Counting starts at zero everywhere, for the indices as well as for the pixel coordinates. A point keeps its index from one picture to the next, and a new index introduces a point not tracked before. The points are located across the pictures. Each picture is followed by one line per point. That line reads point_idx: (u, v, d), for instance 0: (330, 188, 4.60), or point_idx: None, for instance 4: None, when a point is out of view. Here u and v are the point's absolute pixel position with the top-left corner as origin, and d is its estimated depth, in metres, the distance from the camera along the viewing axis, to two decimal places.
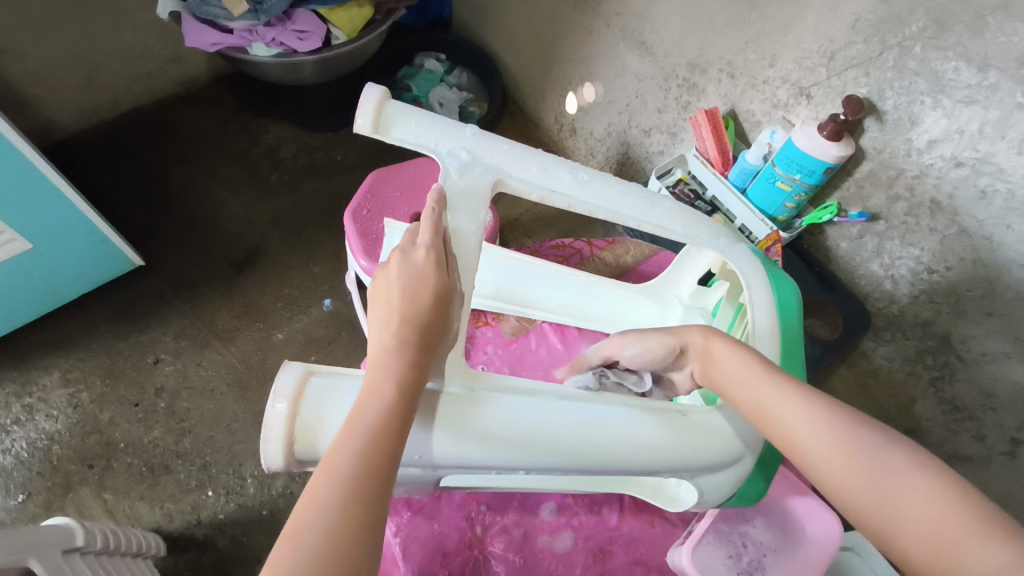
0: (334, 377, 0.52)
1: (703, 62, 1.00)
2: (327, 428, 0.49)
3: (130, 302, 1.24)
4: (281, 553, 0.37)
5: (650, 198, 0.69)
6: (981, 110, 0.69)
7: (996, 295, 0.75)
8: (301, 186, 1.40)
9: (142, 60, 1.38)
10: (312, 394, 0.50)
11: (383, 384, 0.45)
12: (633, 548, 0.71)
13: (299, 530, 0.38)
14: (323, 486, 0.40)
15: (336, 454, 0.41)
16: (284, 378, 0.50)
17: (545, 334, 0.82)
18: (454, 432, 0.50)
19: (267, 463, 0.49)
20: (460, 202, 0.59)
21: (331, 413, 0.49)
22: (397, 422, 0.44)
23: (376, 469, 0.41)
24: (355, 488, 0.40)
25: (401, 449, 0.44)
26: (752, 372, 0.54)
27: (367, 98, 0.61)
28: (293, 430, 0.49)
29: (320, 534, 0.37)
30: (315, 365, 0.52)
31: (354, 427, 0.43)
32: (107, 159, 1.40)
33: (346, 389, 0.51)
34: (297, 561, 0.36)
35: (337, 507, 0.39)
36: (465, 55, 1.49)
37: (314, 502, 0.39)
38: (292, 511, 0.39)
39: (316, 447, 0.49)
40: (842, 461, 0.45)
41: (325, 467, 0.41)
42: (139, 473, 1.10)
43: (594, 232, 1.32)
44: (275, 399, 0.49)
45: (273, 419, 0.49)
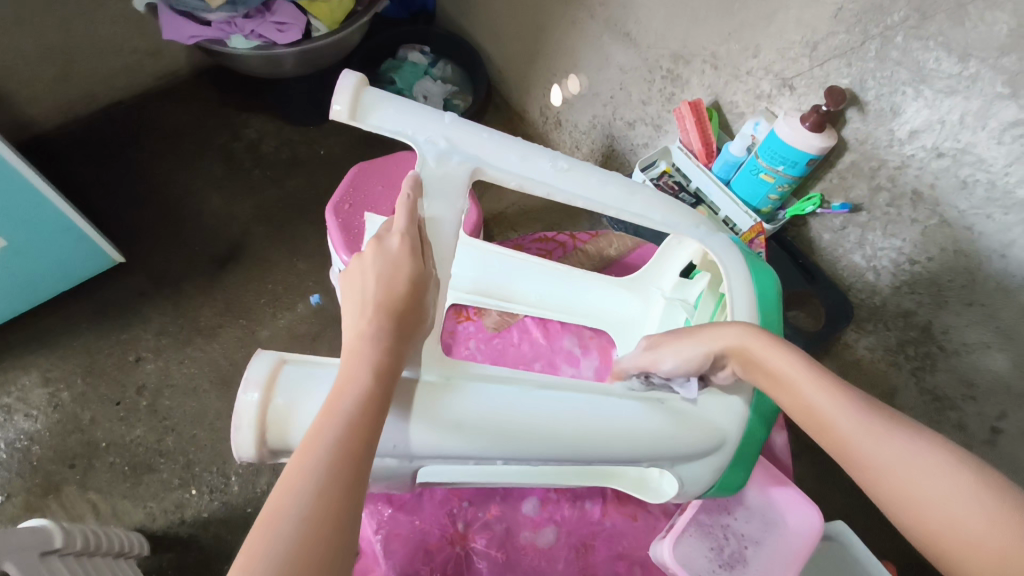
0: (307, 365, 0.51)
1: (686, 54, 0.99)
2: (300, 416, 0.48)
3: (110, 299, 1.22)
4: (255, 544, 0.36)
5: (630, 186, 0.68)
6: (962, 100, 0.69)
7: (977, 285, 0.75)
8: (284, 181, 1.39)
9: (120, 53, 1.36)
10: (285, 382, 0.49)
11: (359, 371, 0.45)
12: (616, 542, 0.71)
13: (275, 517, 0.37)
14: (297, 475, 0.39)
15: (312, 442, 0.40)
16: (256, 367, 0.49)
17: (527, 329, 0.81)
18: (431, 420, 0.50)
19: (240, 452, 0.48)
20: (436, 190, 0.58)
21: (303, 401, 0.49)
22: (374, 411, 0.43)
23: (355, 457, 0.41)
24: (332, 477, 0.39)
25: (377, 438, 0.43)
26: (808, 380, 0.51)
27: (344, 83, 0.59)
28: (265, 419, 0.48)
29: (297, 520, 0.37)
30: (288, 354, 0.52)
31: (331, 415, 0.42)
32: (86, 154, 1.37)
33: (318, 378, 0.50)
34: (273, 550, 0.35)
35: (314, 496, 0.38)
36: (449, 47, 1.47)
37: (290, 491, 0.38)
38: (267, 499, 0.38)
39: (288, 436, 0.48)
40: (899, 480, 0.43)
41: (301, 454, 0.40)
42: (122, 472, 1.09)
43: (580, 224, 1.31)
44: (247, 387, 0.49)
45: (244, 408, 0.48)
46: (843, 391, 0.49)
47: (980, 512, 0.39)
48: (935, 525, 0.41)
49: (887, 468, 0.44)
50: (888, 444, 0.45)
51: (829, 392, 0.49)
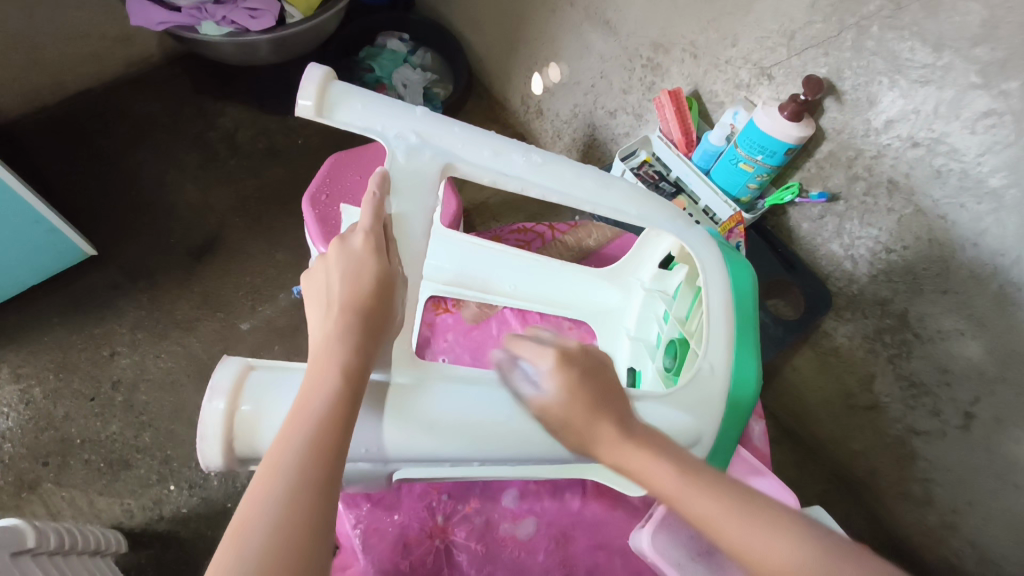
0: (274, 370, 0.50)
1: (666, 42, 0.99)
2: (267, 422, 0.47)
3: (82, 292, 1.20)
4: (224, 556, 0.35)
5: (603, 179, 0.67)
6: (935, 90, 0.69)
7: (950, 274, 0.76)
8: (261, 171, 1.36)
9: (86, 40, 1.32)
10: (252, 388, 0.48)
11: (326, 372, 0.44)
12: (595, 532, 0.71)
13: (246, 525, 0.36)
14: (266, 481, 0.38)
15: (279, 449, 0.40)
16: (222, 374, 0.48)
17: (505, 320, 0.81)
18: (401, 420, 0.49)
19: (206, 461, 0.47)
20: (406, 186, 0.57)
21: (269, 407, 0.48)
22: (344, 413, 0.43)
23: (324, 462, 0.40)
24: (301, 482, 0.38)
25: (350, 439, 0.42)
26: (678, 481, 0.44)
27: (309, 79, 0.58)
28: (233, 426, 0.47)
29: (268, 527, 0.36)
30: (256, 360, 0.51)
31: (298, 419, 0.41)
32: (54, 144, 1.34)
33: (286, 382, 0.49)
34: (244, 560, 0.35)
35: (281, 505, 0.37)
36: (429, 34, 1.46)
37: (257, 498, 0.37)
38: (238, 506, 0.37)
39: (256, 443, 0.48)
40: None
41: (270, 459, 0.39)
42: (97, 469, 1.07)
43: (562, 215, 1.31)
44: (212, 396, 0.48)
45: (209, 416, 0.47)
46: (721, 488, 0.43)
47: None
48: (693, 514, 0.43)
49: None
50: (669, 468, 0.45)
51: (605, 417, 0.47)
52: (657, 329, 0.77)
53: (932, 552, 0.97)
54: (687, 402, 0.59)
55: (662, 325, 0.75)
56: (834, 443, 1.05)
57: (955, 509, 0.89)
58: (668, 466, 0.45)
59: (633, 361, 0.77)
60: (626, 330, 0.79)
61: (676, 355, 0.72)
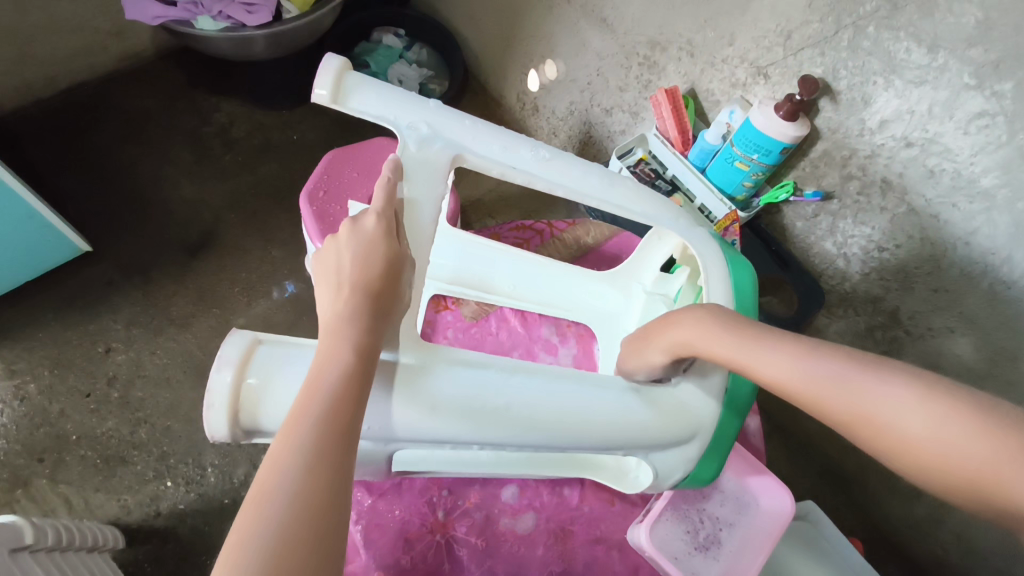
0: (282, 345, 0.50)
1: (663, 41, 1.00)
2: (272, 398, 0.47)
3: (77, 288, 1.19)
4: (244, 524, 0.36)
5: (610, 177, 0.68)
6: (930, 90, 0.70)
7: (942, 272, 0.78)
8: (256, 166, 1.36)
9: (81, 33, 1.31)
10: (260, 362, 0.48)
11: (339, 351, 0.44)
12: (594, 526, 0.72)
13: (263, 497, 0.37)
14: (282, 452, 0.39)
15: (294, 422, 0.40)
16: (230, 345, 0.48)
17: (505, 317, 0.82)
18: (408, 399, 0.49)
19: (211, 432, 0.47)
20: (416, 175, 0.57)
21: (276, 382, 0.47)
22: (356, 389, 0.43)
23: (339, 435, 0.41)
24: (318, 454, 0.39)
25: (361, 417, 0.43)
26: (755, 349, 0.51)
27: (326, 66, 0.59)
28: (239, 399, 0.47)
29: (286, 498, 0.37)
30: (264, 334, 0.50)
31: (312, 394, 0.42)
32: (47, 138, 1.33)
33: (293, 359, 0.49)
34: (264, 528, 0.36)
35: (298, 477, 0.38)
36: (425, 30, 1.46)
37: (275, 470, 0.38)
38: (254, 479, 0.38)
39: (261, 417, 0.47)
40: (869, 426, 0.44)
41: (285, 433, 0.40)
42: (93, 465, 1.07)
43: (557, 212, 1.31)
44: (220, 367, 0.47)
45: (216, 388, 0.46)
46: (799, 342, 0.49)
47: (947, 429, 0.41)
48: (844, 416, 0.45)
49: (852, 414, 0.45)
50: (796, 372, 0.48)
51: (748, 345, 0.51)
52: None
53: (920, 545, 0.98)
54: (688, 396, 0.59)
55: None
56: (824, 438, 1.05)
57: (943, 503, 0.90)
58: (798, 370, 0.48)
59: None
60: (627, 333, 0.79)
61: None
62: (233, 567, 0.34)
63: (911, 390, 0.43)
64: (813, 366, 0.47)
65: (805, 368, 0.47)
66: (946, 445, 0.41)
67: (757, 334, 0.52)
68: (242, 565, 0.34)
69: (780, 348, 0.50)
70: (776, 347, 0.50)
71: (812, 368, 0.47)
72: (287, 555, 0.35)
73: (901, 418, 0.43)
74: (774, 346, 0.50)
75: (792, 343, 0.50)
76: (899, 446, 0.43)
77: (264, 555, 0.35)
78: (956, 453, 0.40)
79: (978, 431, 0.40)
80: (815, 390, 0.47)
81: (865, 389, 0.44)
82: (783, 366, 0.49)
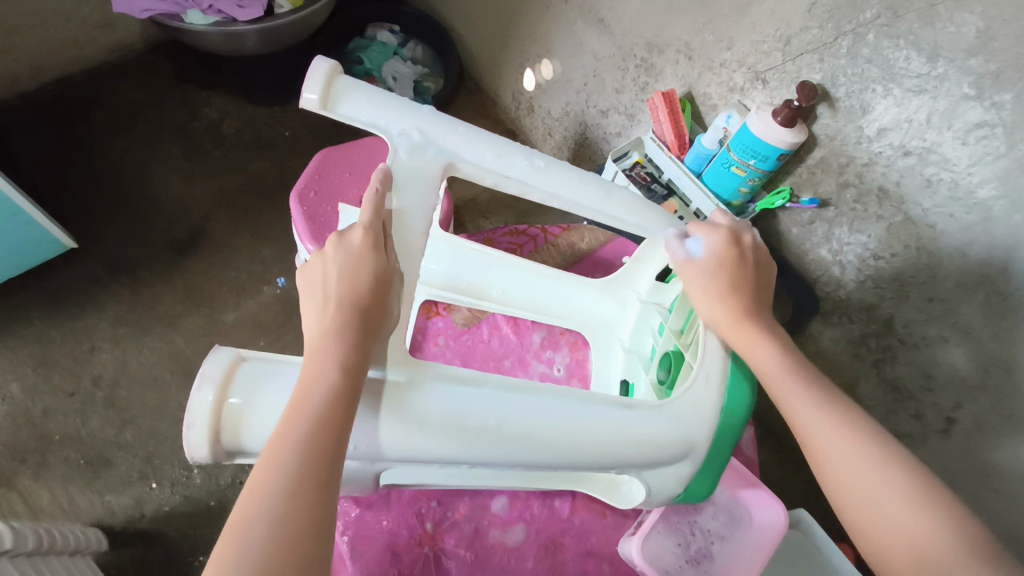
0: (267, 362, 0.48)
1: (660, 43, 0.98)
2: (255, 417, 0.46)
3: (62, 286, 1.17)
4: (225, 551, 0.35)
5: (605, 186, 0.66)
6: (929, 99, 0.70)
7: (937, 282, 0.77)
8: (247, 163, 1.33)
9: (68, 25, 1.28)
10: (243, 381, 0.46)
11: (325, 368, 0.43)
12: (585, 539, 0.71)
13: (244, 523, 0.36)
14: (265, 476, 0.38)
15: (277, 446, 0.39)
16: (212, 363, 0.46)
17: (497, 325, 0.81)
18: (394, 416, 0.48)
19: (191, 453, 0.45)
20: (407, 183, 0.56)
21: (260, 400, 0.46)
22: (342, 410, 0.42)
23: (324, 457, 0.39)
24: (300, 480, 0.38)
25: (348, 438, 0.41)
26: (803, 396, 0.53)
27: (316, 71, 0.57)
28: (220, 418, 0.45)
29: (266, 525, 0.36)
30: (247, 351, 0.49)
31: (298, 414, 0.41)
32: (32, 132, 1.30)
33: (279, 376, 0.47)
34: (244, 556, 0.34)
35: (280, 504, 0.37)
36: (420, 27, 1.44)
37: (257, 495, 0.37)
38: (235, 504, 0.37)
39: (245, 437, 0.46)
40: (907, 553, 0.44)
41: (268, 456, 0.39)
42: (77, 466, 1.05)
43: (552, 214, 1.30)
44: (201, 386, 0.46)
45: (197, 407, 0.45)
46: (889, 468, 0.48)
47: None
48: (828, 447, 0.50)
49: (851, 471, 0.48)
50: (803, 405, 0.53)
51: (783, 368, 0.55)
52: (652, 341, 0.76)
53: None
54: (681, 415, 0.58)
55: (658, 337, 0.74)
56: None
57: None
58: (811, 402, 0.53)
59: (626, 373, 0.76)
60: (620, 342, 0.79)
61: (671, 367, 0.70)
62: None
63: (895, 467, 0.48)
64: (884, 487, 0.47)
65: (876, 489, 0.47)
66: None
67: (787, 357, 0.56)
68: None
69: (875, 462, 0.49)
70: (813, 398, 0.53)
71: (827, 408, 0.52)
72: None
73: (920, 533, 0.44)
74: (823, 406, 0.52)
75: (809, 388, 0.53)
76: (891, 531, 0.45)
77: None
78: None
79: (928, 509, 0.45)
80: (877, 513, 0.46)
81: (901, 488, 0.46)
82: (836, 443, 0.50)
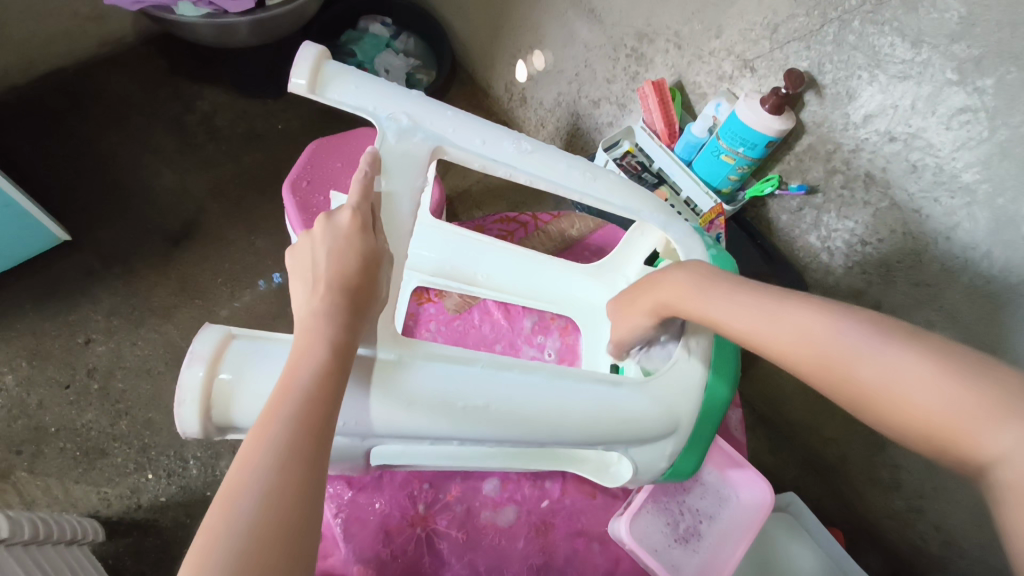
0: (257, 340, 0.49)
1: (650, 32, 0.99)
2: (245, 395, 0.46)
3: (55, 278, 1.17)
4: (213, 523, 0.35)
5: (592, 170, 0.67)
6: (914, 85, 0.70)
7: (923, 267, 0.78)
8: (239, 155, 1.34)
9: (59, 18, 1.28)
10: (234, 358, 0.47)
11: (314, 347, 0.44)
12: (575, 519, 0.72)
13: (234, 494, 0.36)
14: (254, 450, 0.38)
15: (268, 418, 0.40)
16: (202, 340, 0.47)
17: (488, 310, 0.82)
18: (381, 394, 0.48)
19: (182, 427, 0.46)
20: (396, 166, 0.56)
21: (250, 377, 0.46)
22: (332, 386, 0.43)
23: (313, 431, 0.40)
24: (290, 451, 0.38)
25: (336, 414, 0.42)
26: (751, 301, 0.51)
27: (304, 56, 0.58)
28: (210, 394, 0.46)
29: (256, 496, 0.36)
30: (238, 329, 0.50)
31: (286, 391, 0.41)
32: (24, 125, 1.30)
33: (269, 354, 0.48)
34: (236, 526, 0.35)
35: (271, 473, 0.37)
36: (412, 19, 1.44)
37: (247, 466, 0.37)
38: (226, 475, 0.37)
39: (236, 413, 0.46)
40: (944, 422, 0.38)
41: (258, 429, 0.39)
42: (73, 457, 1.05)
43: (545, 204, 1.31)
44: (191, 362, 0.46)
45: (187, 383, 0.46)
46: (810, 297, 0.49)
47: (923, 376, 0.40)
48: (799, 344, 0.47)
49: (838, 366, 0.44)
50: (754, 316, 0.50)
51: (715, 289, 0.55)
52: None
53: (899, 536, 0.97)
54: (666, 393, 0.59)
55: None
56: (806, 430, 1.06)
57: (922, 494, 0.89)
58: (751, 307, 0.51)
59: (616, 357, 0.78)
60: (610, 326, 0.80)
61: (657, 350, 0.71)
62: (200, 565, 0.34)
63: (884, 336, 0.43)
64: (840, 329, 0.45)
65: (807, 323, 0.47)
66: (920, 389, 0.40)
67: (730, 284, 0.54)
68: (209, 564, 0.34)
69: (858, 325, 0.44)
70: (756, 300, 0.51)
71: (794, 314, 0.48)
72: (256, 551, 0.34)
73: (946, 402, 0.39)
74: (782, 300, 0.50)
75: (757, 294, 0.52)
76: (920, 410, 0.40)
77: (232, 555, 0.34)
78: (956, 416, 0.38)
79: (938, 363, 0.40)
80: (813, 348, 0.46)
81: (912, 353, 0.41)
82: (807, 334, 0.46)
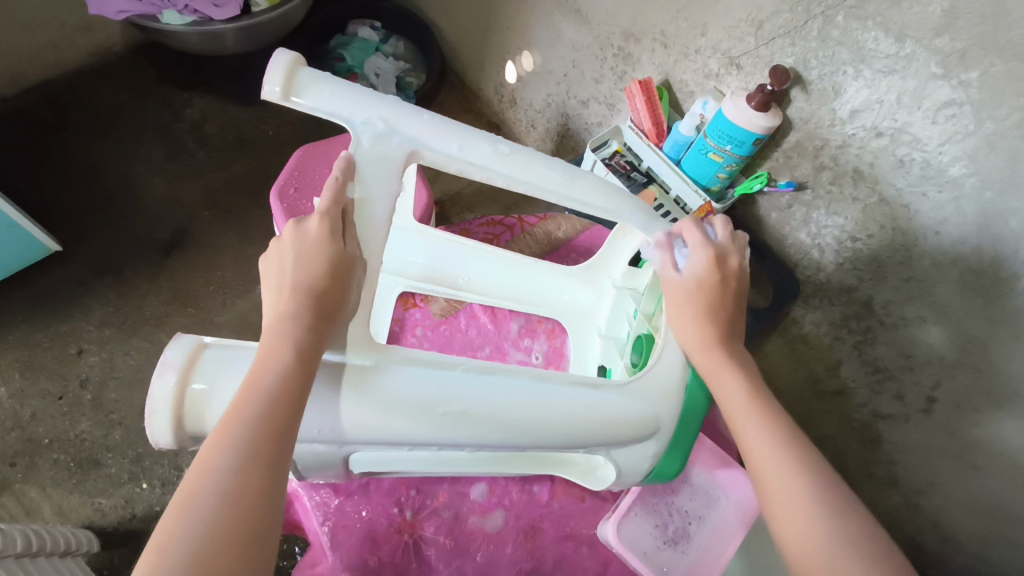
0: (232, 348, 0.49)
1: (636, 32, 0.99)
2: (219, 403, 0.46)
3: (47, 290, 1.17)
4: (170, 525, 0.35)
5: (572, 171, 0.67)
6: (899, 79, 0.70)
7: (913, 262, 0.77)
8: (230, 163, 1.33)
9: (47, 29, 1.28)
10: (207, 365, 0.47)
11: (280, 351, 0.43)
12: (564, 523, 0.72)
13: (190, 498, 0.36)
14: (215, 453, 0.38)
15: (230, 422, 0.40)
16: (176, 348, 0.47)
17: (474, 313, 0.81)
18: (359, 401, 0.48)
19: (155, 437, 0.46)
20: (371, 171, 0.56)
21: (223, 385, 0.46)
22: (296, 389, 0.42)
23: (275, 434, 0.40)
24: (250, 454, 0.38)
25: (301, 417, 0.42)
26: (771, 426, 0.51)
27: (277, 62, 0.58)
28: (183, 403, 0.46)
29: (213, 498, 0.36)
30: (212, 337, 0.49)
31: (249, 395, 0.41)
32: (15, 137, 1.30)
33: (243, 362, 0.47)
34: (192, 528, 0.35)
35: (229, 476, 0.37)
36: (401, 23, 1.44)
37: (206, 469, 0.37)
38: (185, 477, 0.37)
39: (209, 421, 0.46)
40: None
41: (219, 432, 0.39)
42: (66, 469, 1.05)
43: (536, 206, 1.30)
44: (164, 370, 0.46)
45: (160, 392, 0.46)
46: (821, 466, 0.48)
47: None
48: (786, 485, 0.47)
49: (804, 528, 0.44)
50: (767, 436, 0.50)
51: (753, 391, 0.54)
52: (627, 327, 0.77)
53: None
54: (647, 393, 0.59)
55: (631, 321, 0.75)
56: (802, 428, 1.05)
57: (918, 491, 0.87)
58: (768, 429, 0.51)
59: (603, 359, 0.78)
60: (597, 328, 0.79)
61: (642, 350, 0.71)
62: (153, 568, 0.33)
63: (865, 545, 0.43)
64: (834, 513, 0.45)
65: (806, 483, 0.47)
66: None
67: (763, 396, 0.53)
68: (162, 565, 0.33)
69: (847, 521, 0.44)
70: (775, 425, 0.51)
71: (804, 468, 0.48)
72: (211, 554, 0.34)
73: None
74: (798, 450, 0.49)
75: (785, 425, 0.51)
76: None
77: (185, 557, 0.34)
78: None
79: None
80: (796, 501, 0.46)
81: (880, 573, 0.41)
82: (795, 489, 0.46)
